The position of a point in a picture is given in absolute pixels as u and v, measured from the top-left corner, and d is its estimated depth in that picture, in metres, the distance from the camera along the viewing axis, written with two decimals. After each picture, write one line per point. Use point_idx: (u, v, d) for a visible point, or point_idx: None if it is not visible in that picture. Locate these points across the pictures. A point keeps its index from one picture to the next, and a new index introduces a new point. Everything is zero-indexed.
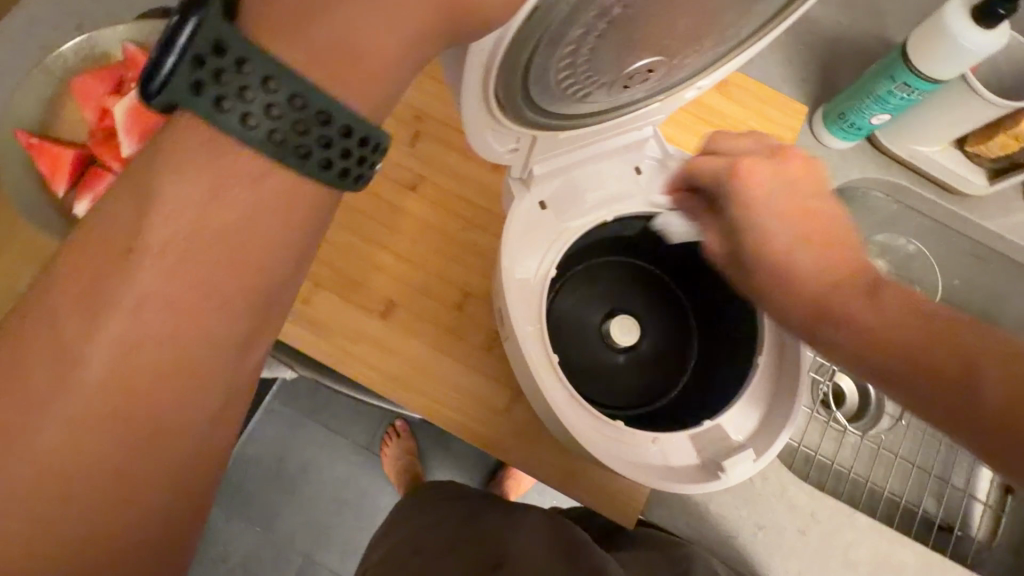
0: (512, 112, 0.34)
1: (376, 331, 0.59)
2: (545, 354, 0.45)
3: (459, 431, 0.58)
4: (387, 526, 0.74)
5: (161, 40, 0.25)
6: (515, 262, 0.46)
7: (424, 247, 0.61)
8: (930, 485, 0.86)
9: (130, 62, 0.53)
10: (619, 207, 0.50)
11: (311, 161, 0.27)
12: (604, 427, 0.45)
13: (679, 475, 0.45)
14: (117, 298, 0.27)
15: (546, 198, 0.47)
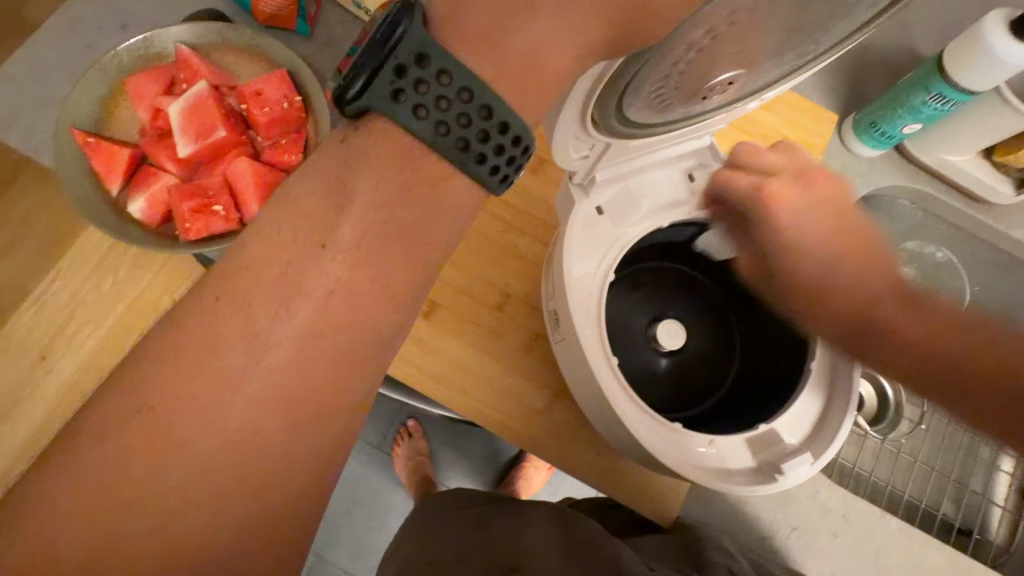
0: (601, 124, 0.36)
1: (420, 332, 0.59)
2: (605, 356, 0.46)
3: (502, 431, 0.59)
4: (415, 523, 0.75)
5: (370, 48, 0.27)
6: (575, 265, 0.47)
7: (466, 249, 0.62)
8: (949, 489, 0.88)
9: (184, 62, 0.54)
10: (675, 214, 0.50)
11: (482, 166, 0.29)
12: (663, 429, 0.46)
13: (736, 478, 0.46)
14: (231, 298, 0.28)
15: (604, 205, 0.48)
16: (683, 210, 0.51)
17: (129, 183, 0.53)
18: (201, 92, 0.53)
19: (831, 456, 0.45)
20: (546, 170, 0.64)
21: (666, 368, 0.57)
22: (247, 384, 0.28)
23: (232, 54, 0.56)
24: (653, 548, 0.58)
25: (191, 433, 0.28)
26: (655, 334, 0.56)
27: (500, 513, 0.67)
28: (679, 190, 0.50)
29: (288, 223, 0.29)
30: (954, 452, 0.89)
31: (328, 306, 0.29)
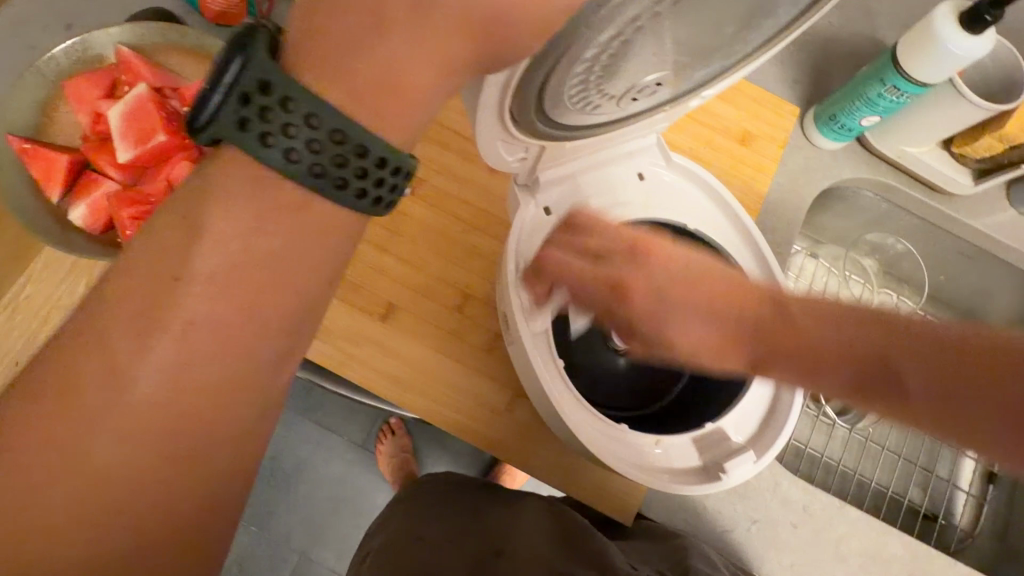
0: (525, 127, 0.35)
1: (378, 335, 0.59)
2: (550, 358, 0.46)
3: (461, 432, 0.58)
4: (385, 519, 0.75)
5: (211, 78, 0.26)
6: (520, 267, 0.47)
7: (424, 250, 0.62)
8: (916, 475, 0.89)
9: (124, 64, 0.52)
10: (625, 212, 0.50)
11: (346, 192, 0.28)
12: (608, 429, 0.46)
13: (682, 476, 0.46)
14: (142, 314, 0.28)
15: (551, 204, 0.48)
16: (633, 208, 0.50)
17: (69, 189, 0.53)
18: (141, 96, 0.52)
19: (775, 454, 0.46)
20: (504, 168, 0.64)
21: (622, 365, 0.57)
22: (165, 400, 0.29)
23: (175, 55, 0.55)
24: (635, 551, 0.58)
25: (111, 454, 0.28)
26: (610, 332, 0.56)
27: (477, 503, 0.66)
28: (629, 188, 0.50)
29: (201, 244, 0.29)
30: (921, 439, 0.91)
31: (242, 317, 0.29)
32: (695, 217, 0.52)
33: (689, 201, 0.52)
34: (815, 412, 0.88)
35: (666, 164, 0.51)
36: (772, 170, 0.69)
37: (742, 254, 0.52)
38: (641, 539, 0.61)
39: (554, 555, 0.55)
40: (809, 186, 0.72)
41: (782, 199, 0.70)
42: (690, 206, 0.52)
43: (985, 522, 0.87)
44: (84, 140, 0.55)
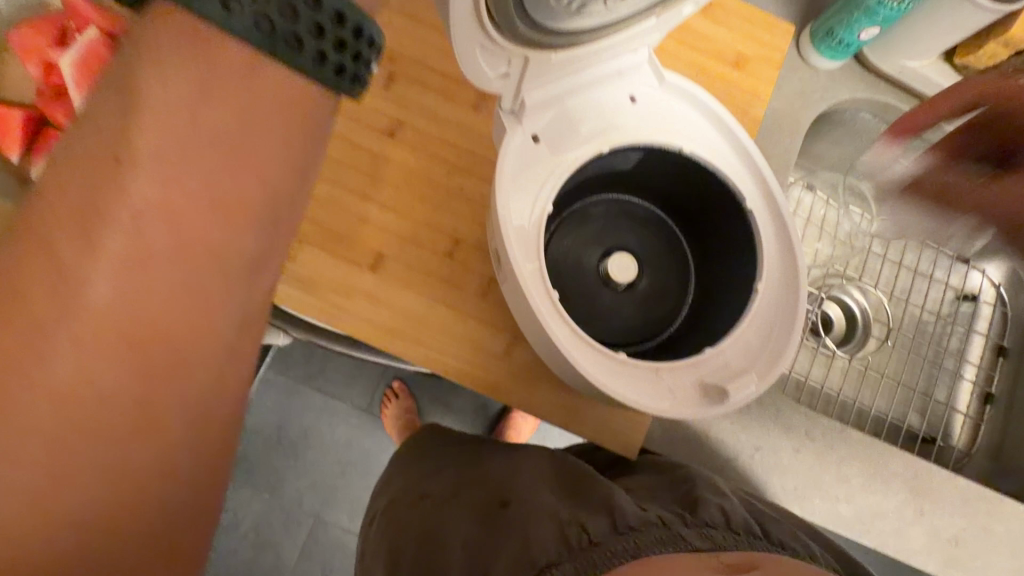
0: (503, 25, 0.36)
1: (368, 286, 0.57)
2: (545, 291, 0.44)
3: (459, 377, 0.58)
4: (395, 467, 0.76)
5: None
6: (510, 201, 0.45)
7: (409, 196, 0.59)
8: (915, 401, 0.90)
9: (71, 10, 0.49)
10: (616, 137, 0.47)
11: (309, 57, 0.30)
12: (607, 359, 0.45)
13: (685, 401, 0.46)
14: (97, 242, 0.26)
15: (539, 131, 0.45)
16: (626, 133, 0.47)
17: (29, 149, 0.50)
18: (91, 40, 0.48)
19: (777, 374, 0.46)
20: (486, 106, 0.61)
21: (621, 303, 0.55)
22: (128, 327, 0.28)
23: None
24: (641, 488, 0.58)
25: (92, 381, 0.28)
26: (607, 269, 0.55)
27: (480, 453, 0.67)
28: (620, 111, 0.47)
29: (140, 141, 0.28)
30: (920, 365, 0.91)
31: (199, 212, 0.30)
32: (690, 140, 0.49)
33: (684, 124, 0.49)
34: (814, 344, 0.89)
35: (659, 84, 0.48)
36: (767, 94, 0.66)
37: (740, 177, 0.50)
38: (649, 477, 0.59)
39: (559, 503, 0.53)
40: (805, 109, 0.69)
41: (778, 124, 0.68)
42: (686, 129, 0.49)
43: (982, 441, 0.88)
44: (39, 96, 0.51)
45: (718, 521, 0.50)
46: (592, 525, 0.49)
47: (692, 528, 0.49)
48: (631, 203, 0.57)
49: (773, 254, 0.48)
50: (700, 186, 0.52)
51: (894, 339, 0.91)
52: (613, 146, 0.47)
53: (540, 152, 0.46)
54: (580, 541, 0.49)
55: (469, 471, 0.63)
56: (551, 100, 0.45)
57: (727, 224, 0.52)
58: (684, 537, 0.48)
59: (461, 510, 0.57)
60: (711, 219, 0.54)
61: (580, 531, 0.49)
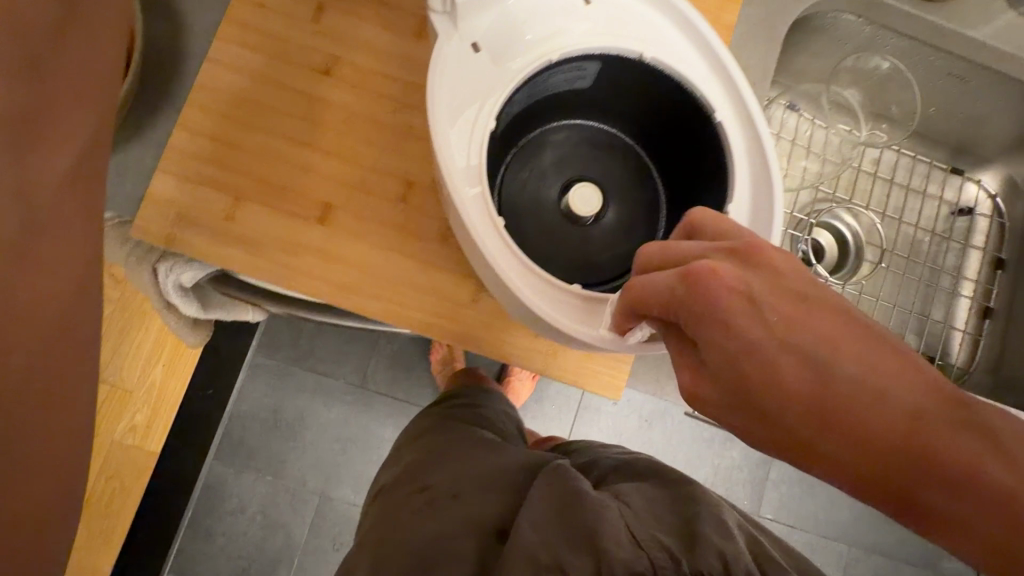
0: None
1: (317, 241, 0.53)
2: (488, 216, 0.42)
3: (426, 331, 0.54)
4: (400, 451, 0.75)
5: None
6: (448, 117, 0.42)
7: (353, 139, 0.54)
8: (912, 322, 0.87)
9: None
10: (565, 45, 0.43)
11: None
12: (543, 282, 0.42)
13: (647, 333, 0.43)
14: None
15: (478, 40, 0.43)
16: (575, 39, 0.43)
17: None
18: None
19: None
20: (429, 32, 0.55)
21: (588, 236, 0.51)
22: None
23: None
24: (636, 509, 0.56)
25: None
26: (568, 204, 0.51)
27: (469, 449, 0.65)
28: (569, 15, 0.44)
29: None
30: (914, 285, 0.88)
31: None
32: (651, 44, 0.44)
33: (644, 24, 0.44)
34: None
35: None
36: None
37: (710, 83, 0.45)
38: (651, 503, 0.57)
39: (546, 535, 0.51)
40: (783, 11, 0.63)
41: (754, 32, 0.62)
42: (648, 32, 0.44)
43: (982, 356, 0.86)
44: None
45: (716, 570, 0.48)
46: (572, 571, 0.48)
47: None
48: (599, 132, 0.53)
49: (744, 162, 0.43)
50: (668, 101, 0.47)
51: (886, 261, 0.88)
52: (561, 55, 0.43)
53: (483, 64, 0.43)
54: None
55: (456, 467, 0.62)
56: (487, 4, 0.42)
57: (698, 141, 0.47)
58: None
59: (438, 517, 0.56)
60: (680, 137, 0.49)
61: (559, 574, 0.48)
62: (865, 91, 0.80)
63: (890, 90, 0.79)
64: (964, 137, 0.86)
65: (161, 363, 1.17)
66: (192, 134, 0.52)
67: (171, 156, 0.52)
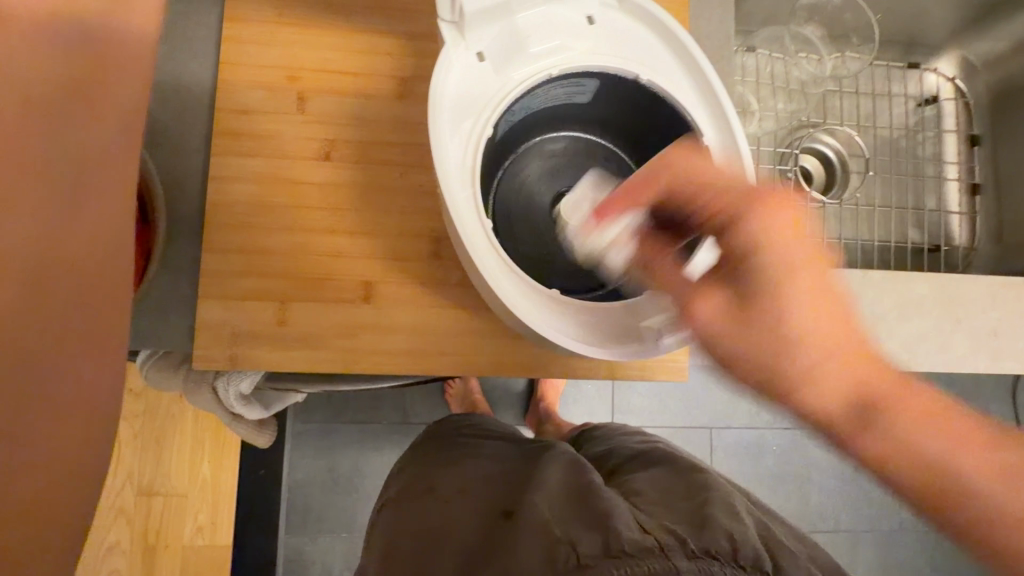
0: None
1: (367, 318, 0.55)
2: (479, 217, 0.42)
3: (492, 369, 0.56)
4: (408, 455, 0.74)
5: None
6: (447, 126, 0.42)
7: (371, 211, 0.56)
8: (911, 218, 0.92)
9: None
10: (564, 60, 0.44)
11: None
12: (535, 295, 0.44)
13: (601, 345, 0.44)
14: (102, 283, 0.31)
15: (483, 48, 0.43)
16: (576, 57, 0.44)
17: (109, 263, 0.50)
18: None
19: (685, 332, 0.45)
20: (411, 91, 0.57)
21: None
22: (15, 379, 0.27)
23: None
24: (650, 502, 0.56)
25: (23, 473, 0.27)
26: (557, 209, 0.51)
27: (512, 456, 0.67)
28: (573, 33, 0.45)
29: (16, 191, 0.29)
30: (905, 182, 0.92)
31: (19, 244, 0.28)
32: (643, 61, 0.46)
33: (640, 43, 0.46)
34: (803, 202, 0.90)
35: (621, 8, 0.45)
36: None
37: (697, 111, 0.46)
38: (668, 493, 0.57)
39: (560, 517, 0.51)
40: None
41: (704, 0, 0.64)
42: (644, 57, 0.46)
43: (982, 230, 0.91)
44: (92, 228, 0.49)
45: (725, 550, 0.46)
46: (583, 546, 0.46)
47: (693, 560, 0.45)
48: (597, 141, 0.54)
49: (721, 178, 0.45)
50: (653, 114, 0.48)
51: (873, 167, 0.92)
52: (561, 70, 0.44)
53: (488, 79, 0.44)
54: (569, 562, 0.46)
55: (478, 476, 0.63)
56: (489, 13, 0.42)
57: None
58: (680, 569, 0.44)
59: (460, 515, 0.56)
60: (667, 156, 0.50)
61: (571, 550, 0.46)
62: (824, 25, 0.87)
63: (845, 20, 0.86)
64: (910, 35, 0.90)
65: (206, 458, 1.22)
66: (221, 254, 0.53)
67: (207, 280, 0.53)
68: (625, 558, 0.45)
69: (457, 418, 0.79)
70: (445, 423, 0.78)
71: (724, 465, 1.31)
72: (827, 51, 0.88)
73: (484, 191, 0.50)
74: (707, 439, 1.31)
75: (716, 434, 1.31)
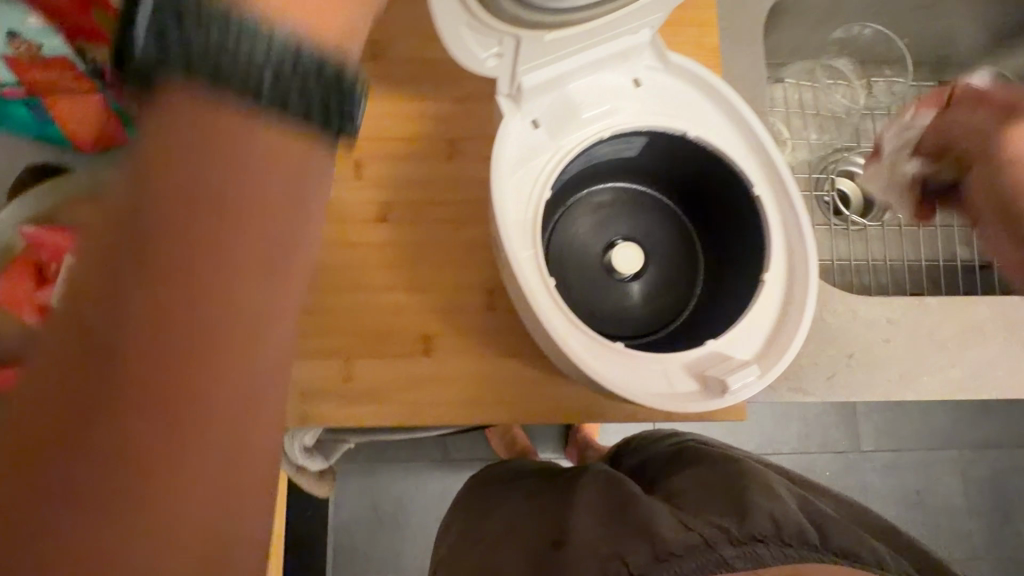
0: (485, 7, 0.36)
1: (427, 371, 0.57)
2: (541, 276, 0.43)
3: (551, 415, 0.57)
4: (461, 498, 0.75)
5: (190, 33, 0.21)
6: (506, 190, 0.44)
7: (429, 268, 0.58)
8: (957, 236, 0.90)
9: (35, 243, 0.49)
10: (616, 122, 0.47)
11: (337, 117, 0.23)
12: (605, 350, 0.43)
13: (683, 398, 0.43)
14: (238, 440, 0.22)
15: (538, 116, 0.46)
16: (627, 118, 0.47)
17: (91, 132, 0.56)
18: None
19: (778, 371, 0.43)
20: (460, 152, 0.60)
21: (633, 293, 0.54)
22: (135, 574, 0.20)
23: (76, 205, 0.51)
24: (691, 494, 0.56)
25: None
26: (611, 261, 0.53)
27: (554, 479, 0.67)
28: (623, 95, 0.47)
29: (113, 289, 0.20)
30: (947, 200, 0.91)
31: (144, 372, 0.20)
32: (691, 117, 0.48)
33: (687, 101, 0.48)
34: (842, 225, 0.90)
35: (665, 66, 0.48)
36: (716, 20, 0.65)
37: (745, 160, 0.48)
38: (701, 485, 0.57)
39: (604, 533, 0.52)
40: (756, 15, 0.67)
41: (734, 46, 0.66)
42: (690, 113, 0.48)
43: None
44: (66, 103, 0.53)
45: (768, 532, 0.49)
46: (632, 557, 0.49)
47: (737, 547, 0.49)
48: (642, 191, 0.56)
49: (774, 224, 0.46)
50: (700, 167, 0.50)
51: None
52: (612, 131, 0.47)
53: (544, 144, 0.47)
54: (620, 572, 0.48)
55: (523, 504, 0.64)
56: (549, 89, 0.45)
57: (728, 202, 0.50)
58: (728, 560, 0.48)
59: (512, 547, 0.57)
60: (716, 201, 0.51)
61: (621, 563, 0.49)
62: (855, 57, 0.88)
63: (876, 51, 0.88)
64: (939, 55, 0.91)
65: None
66: None
67: None
68: (674, 558, 0.48)
69: (501, 461, 0.80)
70: (484, 466, 0.78)
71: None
72: (858, 82, 0.89)
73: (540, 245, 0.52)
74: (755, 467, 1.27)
75: (765, 460, 1.27)
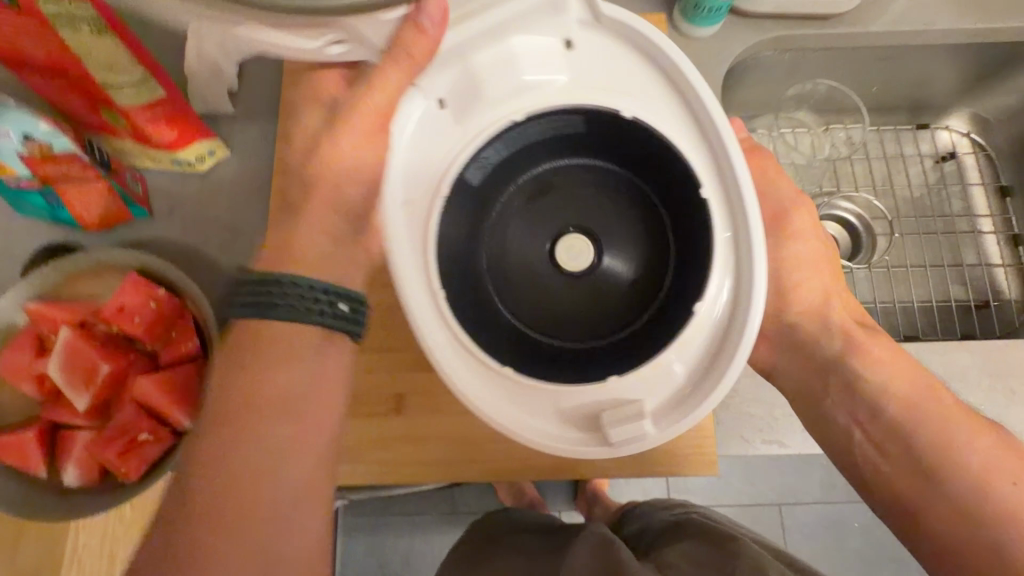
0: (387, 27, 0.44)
1: (398, 429, 0.58)
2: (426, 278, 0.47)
3: (522, 471, 0.58)
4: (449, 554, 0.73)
5: None
6: (424, 152, 0.49)
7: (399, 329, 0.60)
8: (950, 275, 0.89)
9: (38, 318, 0.54)
10: (536, 98, 0.49)
11: None
12: (509, 384, 0.47)
13: (570, 439, 0.48)
14: None
15: (443, 96, 0.49)
16: (539, 102, 0.49)
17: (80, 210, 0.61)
18: (66, 338, 0.53)
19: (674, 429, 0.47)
20: None
21: (574, 285, 0.54)
22: None
23: (73, 281, 0.57)
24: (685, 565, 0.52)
25: None
26: (555, 254, 0.53)
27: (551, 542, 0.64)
28: (546, 66, 0.49)
29: None
30: (937, 240, 0.90)
31: None
32: (613, 91, 0.50)
33: (622, 70, 0.50)
34: None
35: (596, 25, 0.49)
36: None
37: (686, 139, 0.50)
38: (698, 553, 0.54)
39: None
40: (710, 77, 0.71)
41: None
42: (628, 87, 0.50)
43: None
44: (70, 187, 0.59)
45: None
46: None
47: None
48: (597, 165, 0.54)
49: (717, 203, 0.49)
50: (637, 146, 0.52)
51: (898, 228, 0.91)
52: (525, 113, 0.49)
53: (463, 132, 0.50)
54: None
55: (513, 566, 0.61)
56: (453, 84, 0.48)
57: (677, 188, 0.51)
58: None
59: None
60: (665, 180, 0.52)
61: None
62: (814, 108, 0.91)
63: (835, 101, 0.90)
64: (915, 97, 0.91)
65: None
66: None
67: None
68: None
69: (498, 512, 0.78)
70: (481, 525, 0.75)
71: (797, 548, 1.20)
72: (821, 127, 0.93)
73: (467, 253, 0.52)
74: (776, 519, 1.21)
75: (786, 511, 1.21)
